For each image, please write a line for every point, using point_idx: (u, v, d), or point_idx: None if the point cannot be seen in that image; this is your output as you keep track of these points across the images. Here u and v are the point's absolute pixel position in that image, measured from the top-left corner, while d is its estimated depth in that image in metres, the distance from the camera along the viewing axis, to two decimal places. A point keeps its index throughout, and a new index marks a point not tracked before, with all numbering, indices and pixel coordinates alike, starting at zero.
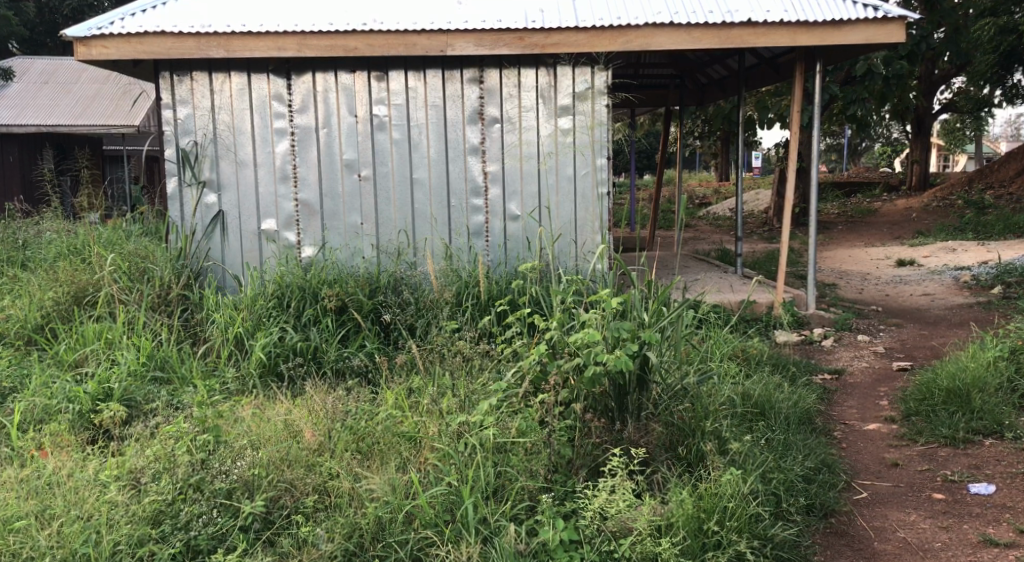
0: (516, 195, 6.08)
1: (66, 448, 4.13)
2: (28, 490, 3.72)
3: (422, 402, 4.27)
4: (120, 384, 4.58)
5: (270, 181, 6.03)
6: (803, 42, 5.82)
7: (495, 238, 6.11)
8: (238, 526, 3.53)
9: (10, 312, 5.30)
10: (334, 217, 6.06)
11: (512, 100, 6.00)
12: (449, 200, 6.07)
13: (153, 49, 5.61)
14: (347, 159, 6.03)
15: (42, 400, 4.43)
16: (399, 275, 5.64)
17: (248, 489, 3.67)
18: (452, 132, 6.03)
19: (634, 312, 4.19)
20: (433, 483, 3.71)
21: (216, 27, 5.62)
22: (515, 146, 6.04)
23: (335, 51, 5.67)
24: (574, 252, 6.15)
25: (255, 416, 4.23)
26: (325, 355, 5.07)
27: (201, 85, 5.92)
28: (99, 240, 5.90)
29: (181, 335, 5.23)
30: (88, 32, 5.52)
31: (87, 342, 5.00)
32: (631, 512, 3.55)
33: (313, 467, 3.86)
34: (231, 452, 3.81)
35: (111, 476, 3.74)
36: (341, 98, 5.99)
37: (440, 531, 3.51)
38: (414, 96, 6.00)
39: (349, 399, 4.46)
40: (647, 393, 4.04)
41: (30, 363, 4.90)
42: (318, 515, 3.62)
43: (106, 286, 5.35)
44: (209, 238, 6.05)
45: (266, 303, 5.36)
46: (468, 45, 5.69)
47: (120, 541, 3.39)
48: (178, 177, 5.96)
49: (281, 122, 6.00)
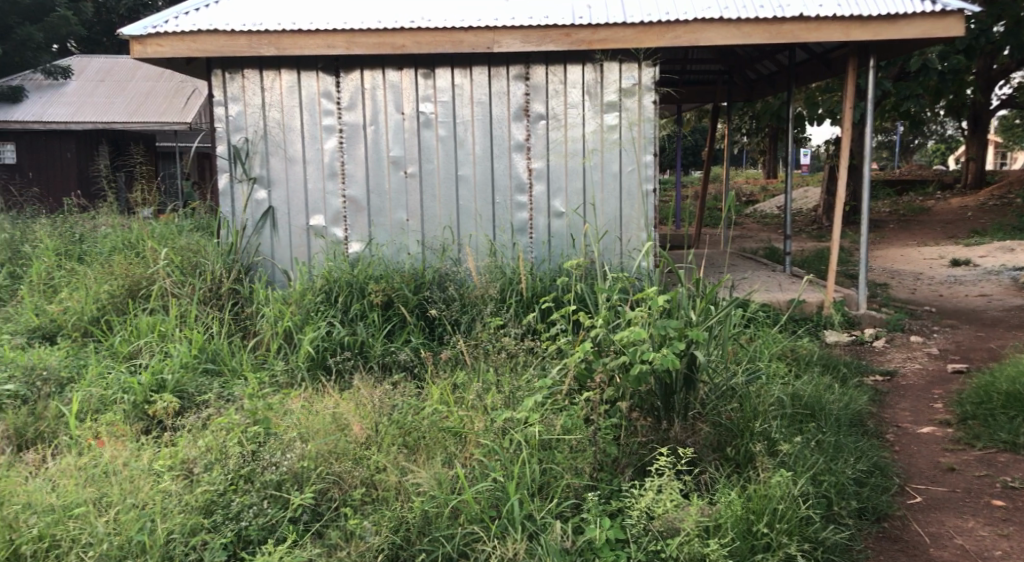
0: (560, 191, 6.06)
1: (121, 438, 4.20)
2: (86, 477, 3.76)
3: (467, 398, 4.33)
4: (172, 376, 4.67)
5: (318, 177, 6.09)
6: (856, 36, 5.71)
7: (539, 234, 6.10)
8: (287, 517, 3.56)
9: (68, 304, 5.49)
10: (380, 213, 6.11)
11: (558, 96, 5.99)
12: (494, 197, 6.08)
13: (206, 47, 5.71)
14: (393, 156, 6.06)
15: (98, 391, 4.51)
16: (443, 271, 5.67)
17: (298, 481, 3.71)
18: (497, 129, 6.03)
19: (681, 311, 4.12)
20: (478, 478, 3.73)
21: (267, 25, 5.72)
22: (561, 143, 6.02)
23: (383, 49, 5.72)
24: (619, 249, 6.11)
25: (305, 409, 4.28)
26: (371, 349, 5.13)
27: (252, 82, 6.01)
28: (152, 235, 6.06)
29: (232, 329, 5.35)
30: (144, 30, 5.64)
31: (141, 334, 5.14)
32: (679, 513, 3.50)
33: (360, 460, 3.87)
34: (280, 444, 3.83)
35: (164, 466, 3.80)
36: (387, 95, 6.03)
37: (486, 526, 3.52)
38: (459, 93, 6.01)
39: (395, 393, 4.50)
40: (693, 391, 4.02)
41: (87, 354, 5.04)
42: (366, 508, 3.64)
43: (160, 280, 5.50)
44: (260, 233, 6.14)
45: (313, 298, 5.44)
46: (515, 41, 5.70)
47: (174, 530, 3.45)
48: (229, 172, 6.06)
49: (329, 119, 6.06)
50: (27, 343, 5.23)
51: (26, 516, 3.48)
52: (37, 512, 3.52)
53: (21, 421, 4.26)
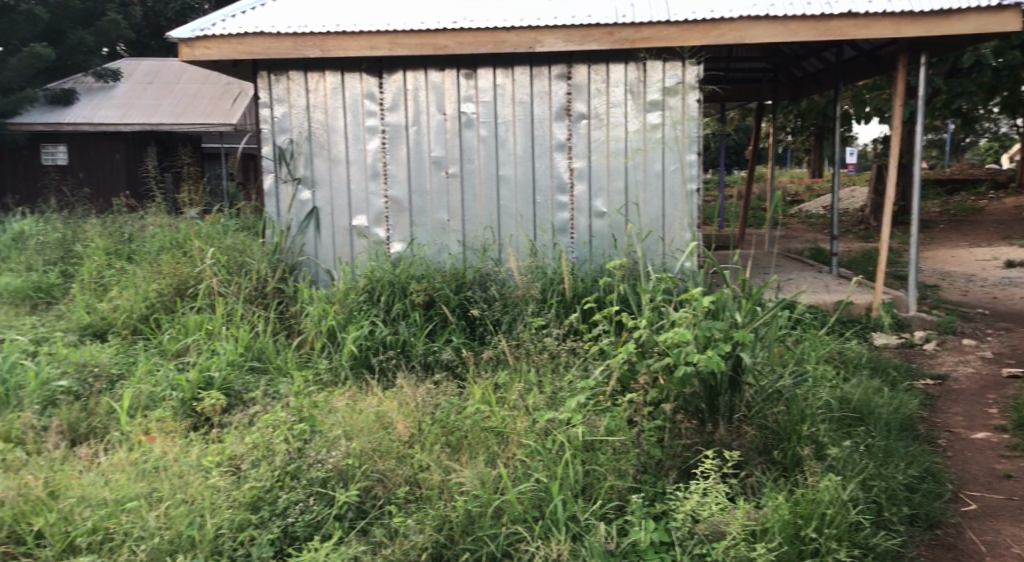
0: (602, 191, 6.03)
1: (170, 434, 4.27)
2: (136, 471, 3.83)
3: (510, 398, 4.33)
4: (219, 373, 4.74)
5: (361, 177, 6.14)
6: (907, 33, 5.60)
7: (580, 235, 6.07)
8: (333, 514, 3.59)
9: (118, 302, 5.59)
10: (422, 213, 6.13)
11: (600, 95, 5.96)
12: (535, 197, 6.07)
13: (252, 49, 5.78)
14: (435, 156, 6.08)
15: (148, 388, 4.58)
16: (484, 271, 5.68)
17: (343, 478, 3.73)
18: (539, 129, 6.02)
19: (726, 312, 4.07)
20: (521, 478, 3.73)
21: (312, 28, 5.78)
22: (603, 143, 6.00)
23: (425, 50, 5.74)
24: (662, 249, 6.06)
25: (349, 407, 4.31)
26: (413, 348, 5.16)
27: (297, 84, 6.07)
28: (199, 235, 6.15)
29: (277, 327, 5.42)
30: (192, 33, 5.73)
31: (189, 332, 5.23)
32: (725, 516, 3.48)
33: (403, 459, 3.89)
34: (326, 441, 3.87)
35: (212, 462, 3.86)
36: (429, 96, 6.05)
37: (530, 526, 3.52)
38: (501, 93, 6.01)
39: (437, 392, 4.52)
40: (739, 394, 3.98)
41: (136, 351, 5.14)
42: (409, 507, 3.66)
43: (206, 279, 5.58)
44: (304, 233, 6.20)
45: (356, 297, 5.47)
46: (557, 41, 5.68)
47: (222, 525, 3.49)
48: (274, 173, 6.13)
49: (372, 120, 6.10)
50: (79, 340, 5.35)
51: (80, 510, 3.55)
52: (91, 506, 3.58)
53: (74, 416, 4.35)
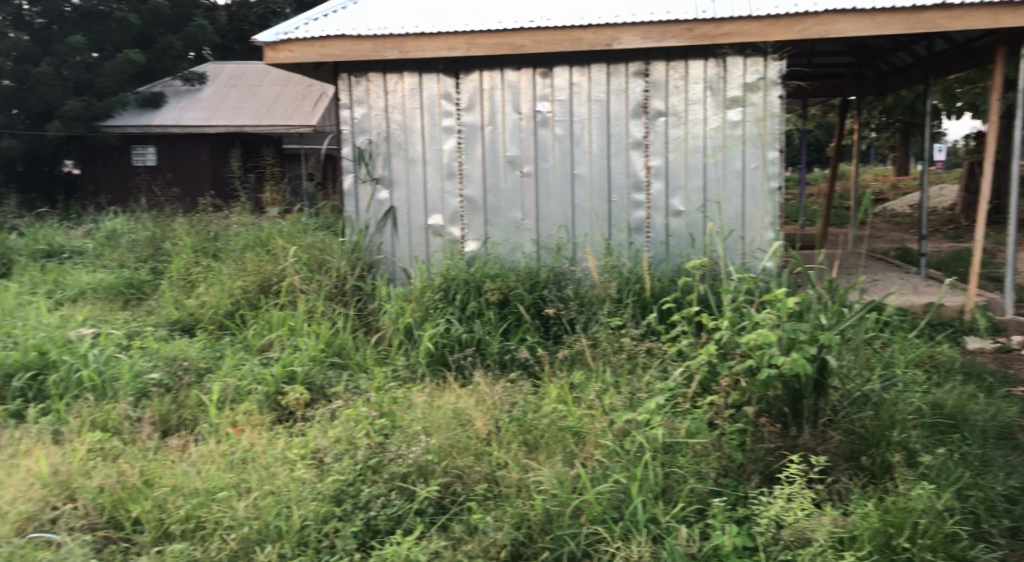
0: (679, 190, 5.95)
1: (256, 426, 4.39)
2: (225, 462, 3.94)
3: (587, 398, 4.30)
4: (302, 368, 4.84)
5: (437, 177, 6.20)
6: (1005, 23, 5.38)
7: (656, 234, 6.01)
8: (413, 509, 3.63)
9: (206, 298, 5.78)
10: (497, 213, 6.15)
11: (679, 93, 5.87)
12: (610, 196, 6.03)
13: (333, 51, 5.89)
14: (510, 156, 6.09)
15: (234, 381, 4.70)
16: (559, 270, 5.67)
17: (423, 473, 3.77)
18: (616, 127, 5.97)
19: (811, 314, 3.97)
20: (600, 479, 3.71)
21: (391, 29, 5.86)
22: (681, 141, 5.91)
23: (502, 49, 5.76)
24: (741, 248, 5.95)
25: (427, 404, 4.35)
26: (489, 346, 5.18)
27: (376, 85, 6.16)
28: (281, 234, 6.30)
29: (356, 324, 5.51)
30: (276, 37, 5.86)
31: (273, 328, 5.36)
32: (810, 522, 3.41)
33: (481, 456, 3.91)
34: (407, 436, 3.91)
35: (296, 454, 3.96)
36: (505, 95, 6.06)
37: (609, 527, 3.50)
38: (578, 92, 5.98)
39: (514, 390, 4.53)
40: (824, 398, 3.89)
41: (223, 346, 5.29)
42: (488, 504, 3.67)
43: (289, 277, 5.71)
44: (381, 232, 6.29)
45: (432, 295, 5.51)
46: (635, 38, 5.62)
47: (308, 517, 3.56)
48: (353, 173, 6.24)
49: (448, 120, 6.14)
50: (169, 334, 5.54)
51: (173, 498, 3.66)
52: (184, 494, 3.69)
53: (165, 408, 4.49)
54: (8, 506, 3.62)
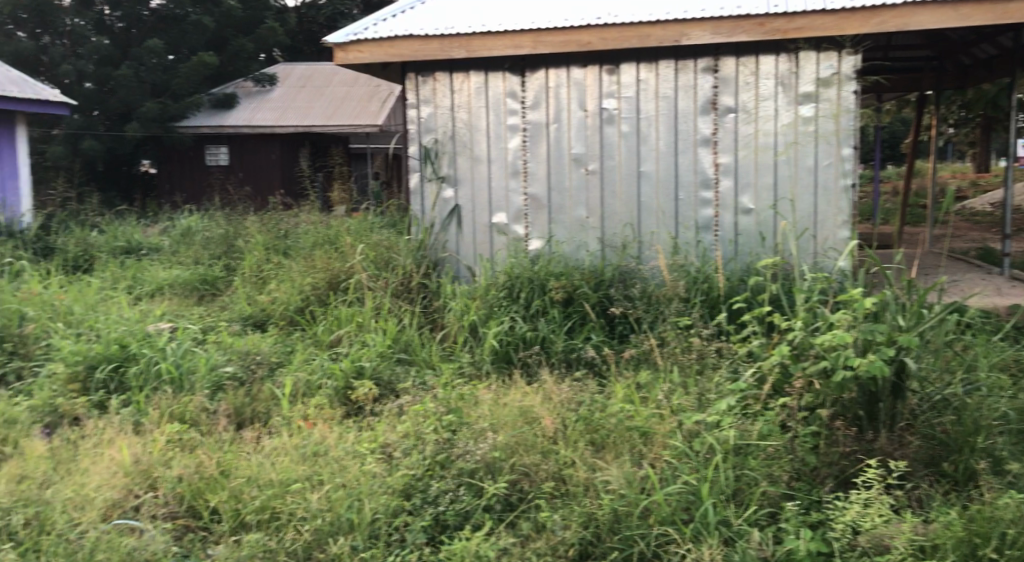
0: (748, 187, 5.83)
1: (326, 420, 4.46)
2: (297, 454, 4.01)
3: (655, 398, 4.26)
4: (370, 363, 4.90)
5: (501, 175, 6.20)
6: None
7: (724, 232, 5.89)
8: (481, 505, 3.64)
9: (277, 295, 5.91)
10: (561, 211, 6.13)
11: (749, 89, 5.75)
12: (677, 193, 5.94)
13: (401, 51, 5.95)
14: (575, 153, 6.06)
15: (305, 376, 4.80)
16: (624, 269, 5.62)
17: (491, 470, 3.77)
18: (683, 124, 5.88)
19: (888, 315, 3.87)
20: (668, 480, 3.67)
21: (459, 28, 5.89)
22: (751, 138, 5.79)
23: (569, 47, 5.74)
24: (813, 247, 5.80)
25: (494, 401, 4.36)
26: (553, 344, 5.17)
27: (443, 84, 6.21)
28: (349, 232, 6.40)
29: (422, 321, 5.56)
30: (346, 38, 5.94)
31: (342, 324, 5.44)
32: (888, 529, 3.33)
33: (548, 454, 3.90)
34: (473, 432, 3.94)
35: (366, 448, 4.02)
36: (571, 93, 6.03)
37: (679, 528, 3.46)
38: (645, 88, 5.91)
39: (581, 388, 4.51)
40: (902, 401, 3.77)
41: (294, 341, 5.40)
42: (556, 502, 3.66)
43: (357, 274, 5.79)
44: (446, 231, 6.34)
45: (496, 293, 5.53)
46: (705, 34, 5.54)
47: (378, 510, 3.60)
48: (420, 172, 6.31)
49: (514, 118, 6.14)
50: (242, 329, 5.67)
51: (248, 489, 3.73)
52: (259, 485, 3.77)
53: (240, 401, 4.59)
54: (93, 493, 3.72)
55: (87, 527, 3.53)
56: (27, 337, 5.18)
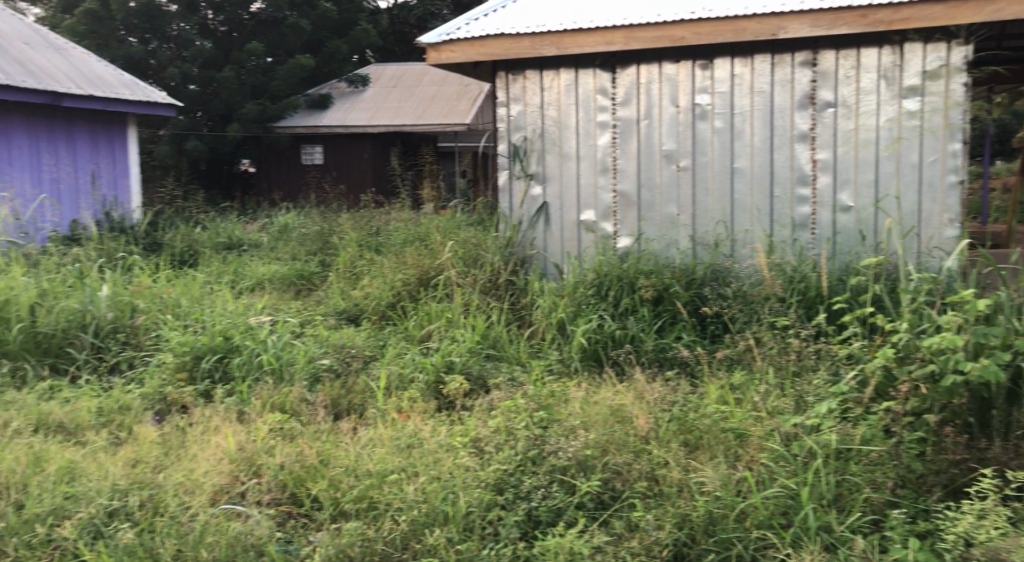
0: (848, 184, 5.60)
1: (418, 413, 4.53)
2: (392, 446, 4.08)
3: (750, 399, 4.18)
4: (460, 359, 4.95)
5: (590, 172, 6.17)
6: None
7: (822, 231, 5.68)
8: (574, 502, 3.64)
9: (369, 290, 6.03)
10: (651, 208, 6.05)
11: (849, 82, 5.53)
12: (772, 190, 5.77)
13: (493, 50, 5.99)
14: (666, 150, 5.98)
15: (398, 370, 4.89)
16: (716, 267, 5.53)
17: (583, 468, 3.77)
18: (779, 119, 5.70)
19: (1001, 317, 3.71)
20: (765, 483, 3.60)
21: (550, 26, 5.89)
22: (851, 134, 5.57)
23: (661, 42, 5.68)
24: (918, 247, 5.51)
25: (584, 400, 4.34)
26: (643, 343, 5.12)
27: (533, 82, 6.23)
28: (438, 228, 6.48)
29: (509, 317, 5.59)
30: (439, 38, 6.02)
31: (432, 320, 5.51)
32: (1004, 542, 3.16)
33: (640, 454, 3.86)
34: (564, 429, 3.95)
35: (458, 442, 4.06)
36: (663, 89, 5.94)
37: (778, 533, 3.39)
38: (739, 83, 5.77)
39: (673, 388, 4.46)
40: (1020, 409, 3.63)
41: (386, 335, 5.50)
42: (650, 502, 3.61)
43: (447, 270, 5.85)
44: (534, 228, 6.37)
45: (585, 291, 5.50)
46: (803, 27, 5.38)
47: (472, 503, 3.62)
48: (508, 170, 6.36)
49: (604, 115, 6.10)
50: (337, 323, 5.80)
51: (346, 479, 3.82)
52: (356, 475, 3.85)
53: (336, 393, 4.70)
54: (201, 478, 3.85)
55: (197, 510, 3.65)
56: (138, 328, 5.40)
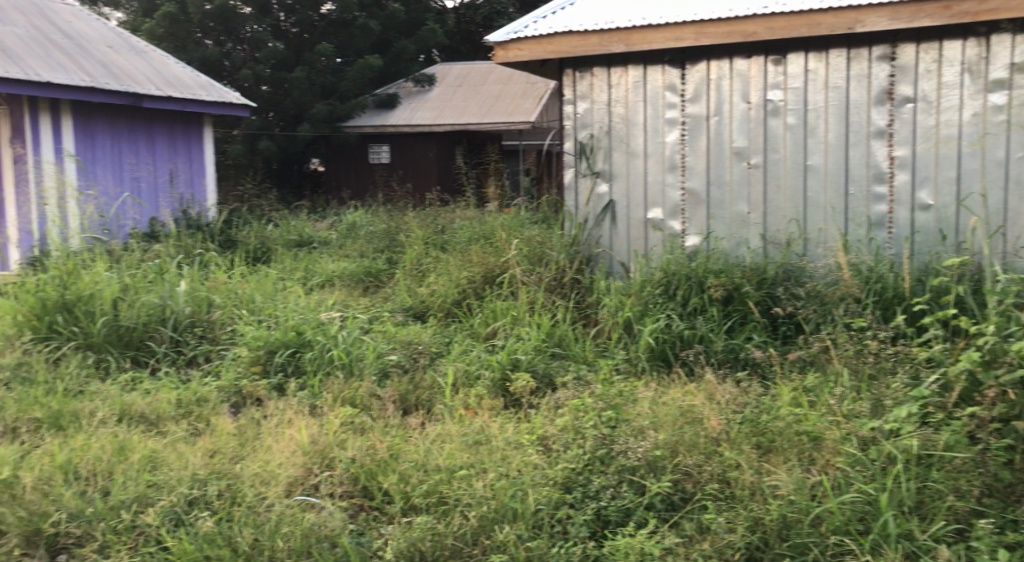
0: (928, 182, 5.41)
1: (485, 410, 4.54)
2: (460, 442, 4.10)
3: (825, 401, 4.09)
4: (526, 356, 4.94)
5: (658, 170, 6.11)
6: None
7: (900, 229, 5.51)
8: (643, 503, 3.60)
9: (435, 287, 6.07)
10: (720, 206, 5.96)
11: (931, 76, 5.34)
12: (847, 188, 5.62)
13: (560, 48, 5.98)
14: (736, 147, 5.88)
15: (464, 366, 4.91)
16: (787, 267, 5.43)
17: (652, 469, 3.72)
18: (855, 115, 5.55)
19: None
20: (841, 488, 3.51)
21: (618, 23, 5.84)
22: (932, 130, 5.37)
23: (733, 37, 5.59)
24: (1004, 247, 5.29)
25: (653, 400, 4.29)
26: (712, 343, 5.04)
27: (600, 79, 6.20)
28: (503, 226, 6.49)
29: (575, 316, 5.56)
30: (506, 36, 6.05)
31: (498, 317, 5.51)
32: None
33: (711, 455, 3.79)
34: (632, 429, 3.92)
35: (525, 440, 4.06)
36: (734, 84, 5.85)
37: (855, 539, 3.30)
38: (813, 79, 5.64)
39: (744, 389, 4.38)
40: None
41: (452, 332, 5.53)
42: (721, 504, 3.56)
43: (512, 268, 5.85)
44: (600, 226, 6.34)
45: (652, 290, 5.44)
46: (881, 20, 5.20)
47: (541, 501, 3.62)
48: (575, 167, 6.36)
49: (672, 112, 6.03)
50: (404, 320, 5.86)
51: (416, 473, 3.86)
52: (426, 470, 3.88)
53: (404, 388, 4.74)
54: (277, 469, 3.93)
55: (273, 501, 3.73)
56: (215, 322, 5.54)
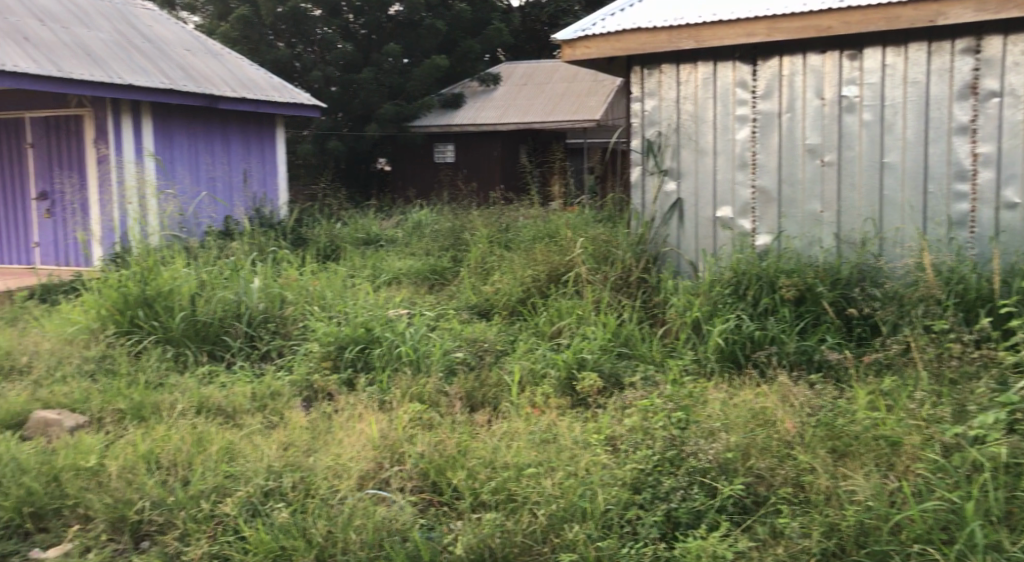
0: (1014, 179, 5.21)
1: (552, 409, 4.53)
2: (527, 440, 4.10)
3: (903, 406, 3.97)
4: (592, 355, 4.92)
5: (728, 168, 6.01)
6: None
7: (983, 229, 5.32)
8: (714, 505, 3.54)
9: (500, 285, 6.08)
10: (792, 204, 5.83)
11: (1019, 69, 5.14)
12: (926, 186, 5.45)
13: (629, 45, 5.92)
14: (809, 144, 5.74)
15: (530, 365, 4.91)
16: (862, 267, 5.29)
17: (724, 471, 3.66)
18: (935, 111, 5.38)
19: None
20: (922, 495, 3.40)
21: (689, 19, 5.77)
22: (1019, 125, 5.17)
23: (807, 32, 5.45)
24: None
25: (723, 402, 4.23)
26: (783, 344, 4.94)
27: (668, 77, 6.13)
28: (568, 225, 6.47)
29: (642, 315, 5.51)
30: (574, 34, 6.03)
31: (563, 316, 5.49)
32: None
33: (785, 459, 3.71)
34: (702, 431, 3.86)
35: (593, 440, 4.04)
36: (807, 80, 5.71)
37: (938, 548, 3.19)
38: (891, 74, 5.48)
39: (817, 391, 4.28)
40: None
41: (518, 330, 5.53)
42: (795, 509, 3.48)
43: (579, 266, 5.82)
44: (667, 224, 6.27)
45: (721, 289, 5.35)
46: (966, 11, 5.04)
47: (610, 501, 3.59)
48: (642, 165, 6.31)
49: (742, 109, 5.93)
50: (470, 317, 5.89)
51: (484, 470, 3.87)
52: (494, 467, 3.89)
53: (470, 385, 4.76)
54: (348, 462, 3.97)
55: (345, 494, 3.78)
56: (286, 318, 5.65)
